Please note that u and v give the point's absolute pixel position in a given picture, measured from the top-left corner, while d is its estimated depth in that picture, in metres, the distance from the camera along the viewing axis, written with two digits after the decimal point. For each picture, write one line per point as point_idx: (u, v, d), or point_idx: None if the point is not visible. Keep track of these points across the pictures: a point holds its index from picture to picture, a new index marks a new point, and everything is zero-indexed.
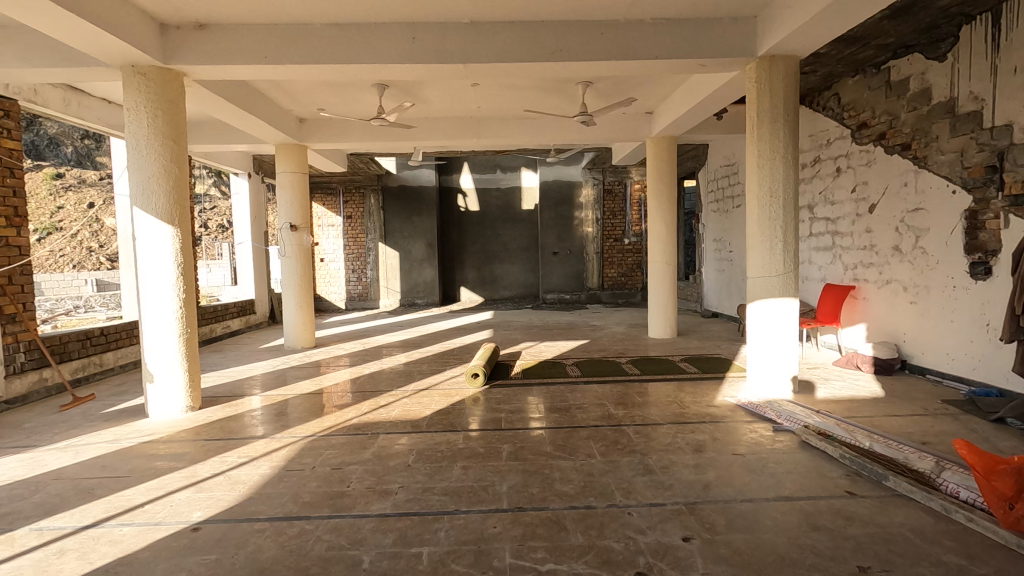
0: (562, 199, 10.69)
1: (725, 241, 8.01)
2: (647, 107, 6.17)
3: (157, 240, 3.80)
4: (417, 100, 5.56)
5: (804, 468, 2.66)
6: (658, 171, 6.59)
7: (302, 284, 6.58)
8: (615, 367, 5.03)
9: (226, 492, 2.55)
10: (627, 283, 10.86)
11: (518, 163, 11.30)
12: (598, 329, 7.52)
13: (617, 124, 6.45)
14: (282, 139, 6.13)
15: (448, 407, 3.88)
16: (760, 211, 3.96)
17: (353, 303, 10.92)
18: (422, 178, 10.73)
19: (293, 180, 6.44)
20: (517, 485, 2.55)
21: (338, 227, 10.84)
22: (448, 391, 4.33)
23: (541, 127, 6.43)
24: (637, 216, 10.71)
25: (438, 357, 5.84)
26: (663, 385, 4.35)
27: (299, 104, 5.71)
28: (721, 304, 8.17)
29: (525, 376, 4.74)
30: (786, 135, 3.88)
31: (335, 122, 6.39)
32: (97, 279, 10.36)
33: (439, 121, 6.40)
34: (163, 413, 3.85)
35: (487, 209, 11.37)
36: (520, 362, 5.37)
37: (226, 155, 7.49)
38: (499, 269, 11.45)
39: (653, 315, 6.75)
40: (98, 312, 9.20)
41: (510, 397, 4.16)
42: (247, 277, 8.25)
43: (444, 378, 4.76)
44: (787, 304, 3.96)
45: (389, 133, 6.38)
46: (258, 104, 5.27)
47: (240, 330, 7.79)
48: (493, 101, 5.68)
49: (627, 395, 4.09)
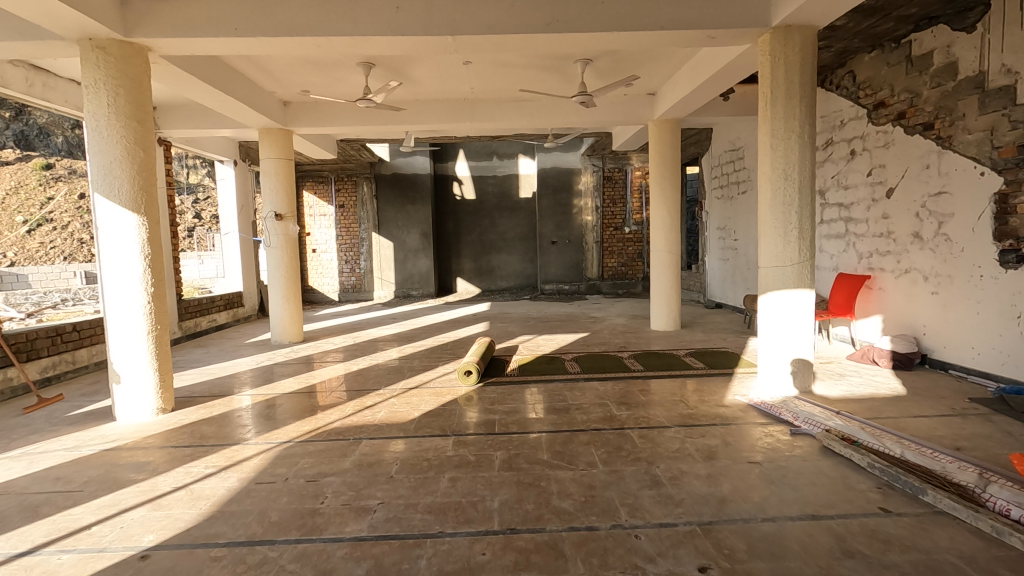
0: (560, 186, 10.36)
1: (730, 229, 7.73)
2: (650, 87, 5.85)
3: (120, 230, 3.50)
4: (406, 80, 5.24)
5: (829, 480, 2.40)
6: (661, 157, 6.28)
7: (289, 276, 6.27)
8: (616, 362, 4.76)
9: (185, 511, 2.29)
10: (627, 273, 10.58)
11: (515, 149, 10.98)
12: (599, 321, 7.24)
13: (618, 106, 6.13)
14: (266, 122, 5.81)
15: (438, 408, 3.61)
16: (774, 195, 3.67)
17: (347, 295, 10.63)
18: (416, 165, 10.40)
19: (279, 166, 6.11)
20: (511, 501, 2.28)
21: (330, 217, 10.51)
22: (439, 390, 4.06)
23: (538, 110, 6.10)
24: (638, 204, 10.41)
25: (431, 351, 5.57)
26: (667, 383, 4.08)
27: (282, 85, 5.40)
28: (725, 294, 7.90)
29: (521, 373, 4.47)
30: (803, 114, 3.58)
31: (322, 104, 6.06)
32: (85, 271, 10.13)
33: (432, 104, 6.08)
34: (132, 416, 3.58)
35: (484, 197, 11.06)
36: (517, 357, 5.10)
37: (210, 141, 7.15)
38: (496, 260, 11.16)
39: (656, 307, 6.47)
40: (83, 305, 8.91)
41: (505, 396, 3.89)
42: (234, 268, 7.96)
43: (436, 375, 4.50)
44: (803, 296, 3.68)
45: (378, 116, 6.06)
46: (235, 84, 4.95)
47: (227, 323, 7.52)
48: (487, 81, 5.36)
49: (629, 393, 3.82)
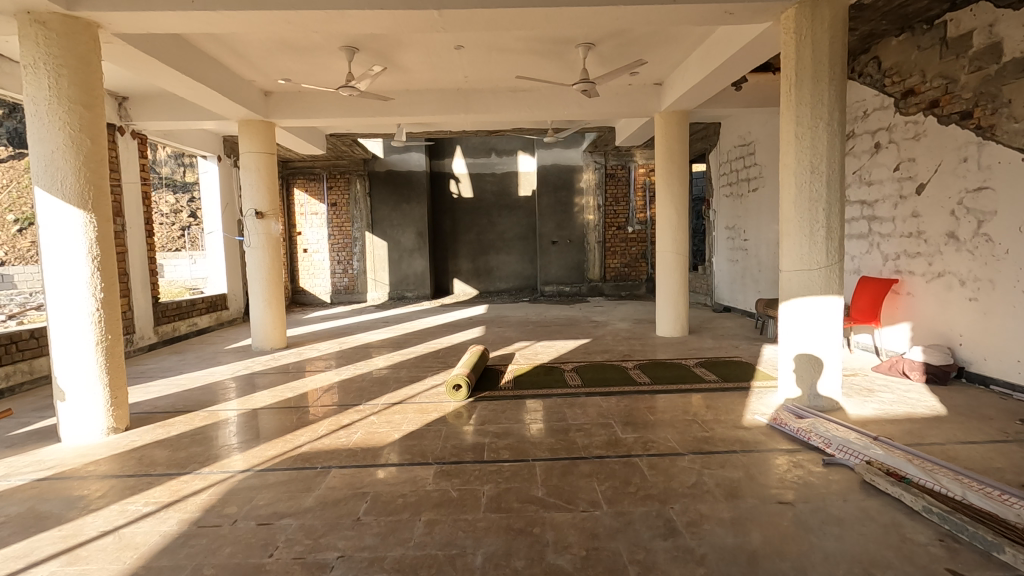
0: (561, 184, 9.98)
1: (739, 229, 7.33)
2: (658, 75, 5.45)
3: (64, 228, 3.11)
4: (393, 66, 4.86)
5: (878, 528, 2.00)
6: (668, 151, 5.89)
7: (271, 278, 5.88)
8: (620, 374, 4.37)
9: (105, 566, 1.91)
10: (630, 275, 10.18)
11: (514, 146, 10.59)
12: (601, 326, 6.84)
13: (622, 96, 5.73)
14: (245, 113, 5.42)
15: (421, 429, 3.22)
16: (799, 191, 3.28)
17: (339, 297, 10.23)
18: (411, 162, 10.01)
19: (261, 161, 5.71)
20: (497, 555, 1.90)
21: (322, 216, 10.12)
22: (424, 406, 3.66)
23: (536, 101, 5.70)
24: (641, 202, 10.03)
25: (420, 359, 5.18)
26: (677, 399, 3.68)
27: (259, 72, 5.01)
28: (734, 297, 7.50)
29: (516, 386, 4.09)
30: (832, 100, 3.18)
31: (305, 94, 5.67)
32: None
33: (422, 94, 5.69)
34: (79, 437, 3.20)
35: (482, 195, 10.67)
36: (512, 367, 4.70)
37: (191, 135, 6.76)
38: (494, 260, 10.77)
39: (662, 311, 6.07)
40: None
41: (498, 414, 3.50)
42: (217, 269, 7.56)
43: (423, 388, 4.11)
44: (831, 303, 3.28)
45: (366, 107, 5.67)
46: (205, 70, 4.56)
47: (209, 328, 7.14)
48: (481, 68, 4.97)
49: (635, 411, 3.43)
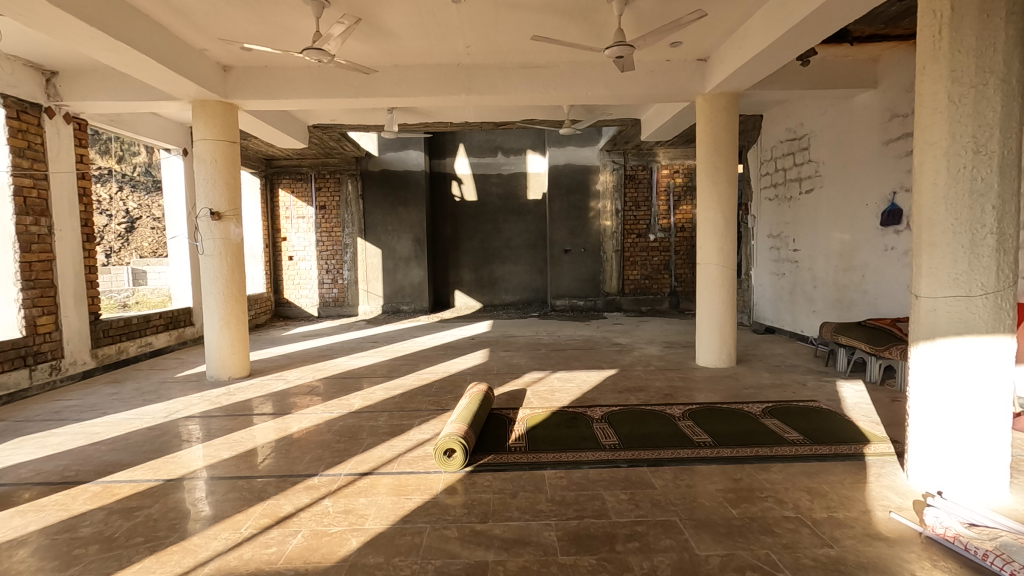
0: (575, 186, 8.96)
1: (786, 237, 6.28)
2: (704, 44, 4.42)
3: None
4: (373, 28, 3.87)
5: None
6: (713, 141, 4.82)
7: (229, 292, 4.82)
8: (667, 427, 3.26)
9: None
10: (651, 288, 9.08)
11: (523, 144, 9.60)
12: (627, 351, 5.77)
13: (657, 74, 4.71)
14: (197, 91, 4.42)
15: (395, 530, 2.16)
16: (952, 182, 2.22)
17: (328, 310, 9.18)
18: (409, 160, 9.00)
19: (218, 149, 4.68)
20: None
21: (310, 220, 9.10)
22: (403, 482, 2.60)
23: (553, 79, 4.68)
24: (664, 207, 8.97)
25: (407, 397, 4.12)
26: (761, 474, 2.60)
27: (207, 35, 4.02)
28: (779, 317, 6.44)
29: (531, 446, 3.02)
30: (1010, 44, 2.13)
31: (272, 68, 4.68)
32: None
33: (414, 69, 4.70)
34: None
35: (487, 198, 9.66)
36: (525, 412, 3.64)
37: (148, 124, 5.77)
38: (499, 270, 9.74)
39: (704, 336, 4.99)
40: None
41: (507, 497, 2.43)
42: (181, 279, 6.52)
43: (404, 448, 3.04)
44: (999, 346, 2.22)
45: (345, 84, 4.67)
46: (131, 27, 3.55)
47: (167, 348, 6.10)
48: (484, 32, 3.97)
49: (709, 500, 2.35)
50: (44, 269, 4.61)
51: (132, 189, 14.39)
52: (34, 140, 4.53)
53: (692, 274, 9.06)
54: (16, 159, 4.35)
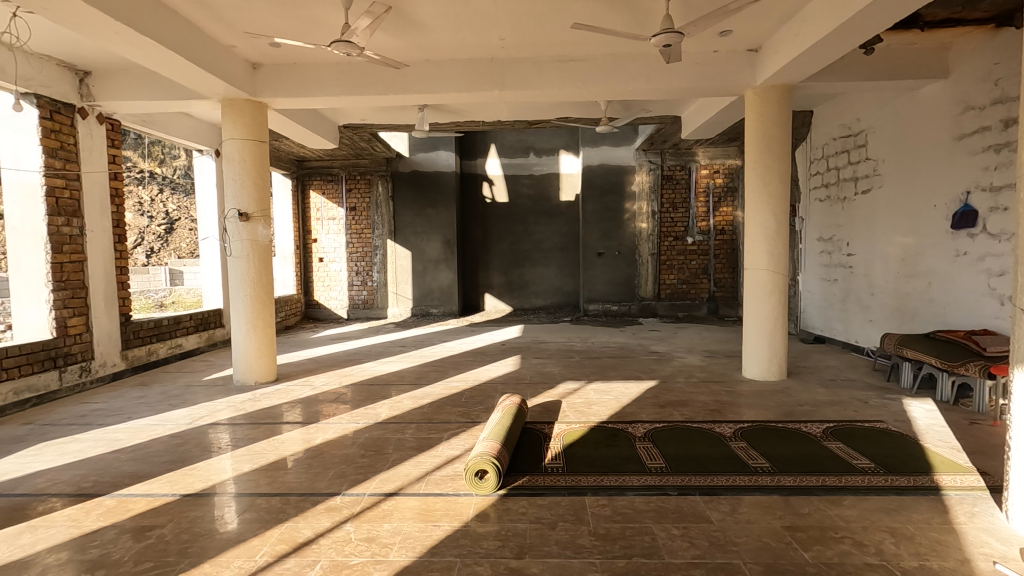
0: (610, 187, 8.67)
1: (838, 240, 5.87)
2: (757, 33, 4.11)
3: None
4: (403, 19, 3.69)
5: None
6: (764, 137, 4.49)
7: (257, 295, 4.71)
8: (718, 449, 2.97)
9: None
10: (688, 293, 8.71)
11: (556, 144, 9.36)
12: (666, 360, 5.45)
13: (704, 66, 4.42)
14: (226, 90, 4.32)
15: (422, 564, 1.95)
16: None
17: (357, 312, 9.09)
18: (440, 161, 8.86)
19: (246, 149, 4.59)
20: None
21: (340, 221, 9.04)
22: (432, 506, 2.39)
23: (592, 73, 4.43)
24: (703, 209, 8.60)
25: (436, 407, 3.92)
26: (834, 510, 2.29)
27: (235, 30, 3.91)
28: (830, 326, 6.03)
29: (569, 467, 2.77)
30: None
31: (301, 65, 4.56)
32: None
33: (445, 64, 4.52)
34: None
35: (517, 200, 9.45)
36: (561, 427, 3.39)
37: (180, 125, 5.75)
38: (530, 273, 9.52)
39: (752, 347, 4.65)
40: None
41: (545, 529, 2.18)
42: (211, 281, 6.50)
43: (433, 466, 2.83)
44: None
45: (375, 81, 4.52)
46: (158, 22, 3.44)
47: (197, 350, 6.07)
48: (519, 22, 3.75)
49: (776, 540, 2.05)
50: (75, 270, 4.58)
51: (172, 191, 14.72)
52: (67, 141, 4.52)
53: (732, 279, 8.66)
54: (48, 159, 4.33)
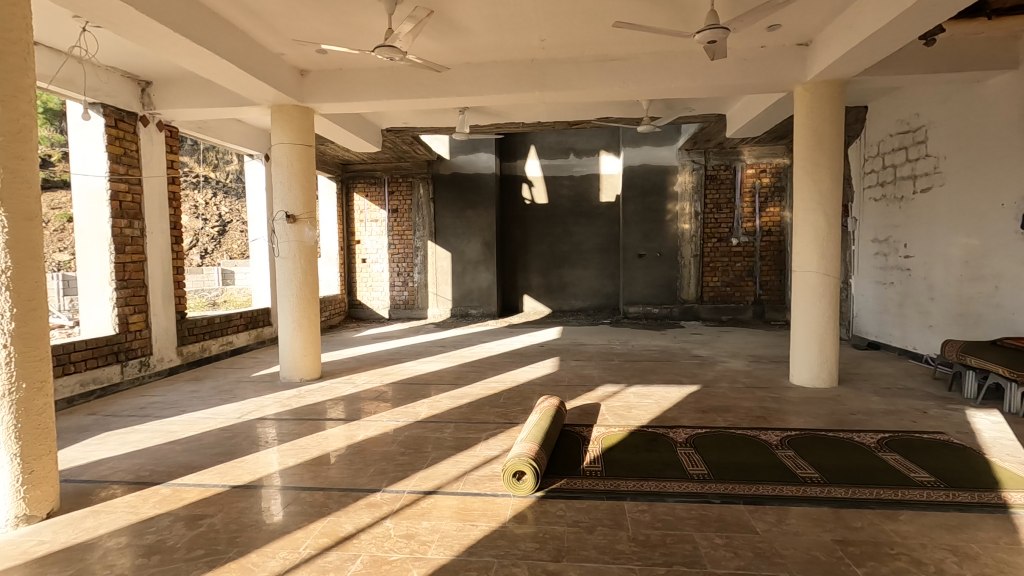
0: (651, 187, 8.53)
1: (894, 241, 5.60)
2: (807, 27, 3.96)
3: None
4: (444, 23, 3.74)
5: None
6: (814, 134, 4.32)
7: (303, 294, 4.85)
8: (764, 458, 2.87)
9: None
10: (733, 296, 8.47)
11: (596, 144, 9.28)
12: (709, 364, 5.32)
13: (750, 62, 4.30)
14: (275, 96, 4.48)
15: (459, 563, 1.96)
16: None
17: (398, 312, 9.25)
18: (480, 163, 8.93)
19: (294, 153, 4.73)
20: None
21: (382, 223, 9.23)
22: (470, 506, 2.40)
23: (633, 72, 4.37)
24: (748, 210, 8.35)
25: (474, 408, 3.94)
26: (889, 524, 2.17)
27: (284, 38, 4.05)
28: (885, 331, 5.74)
29: (608, 471, 2.74)
30: None
31: (346, 71, 4.68)
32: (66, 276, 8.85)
33: (486, 67, 4.54)
34: None
35: (557, 201, 9.42)
36: (600, 430, 3.35)
37: (232, 131, 5.99)
38: (569, 275, 9.46)
39: (801, 352, 4.48)
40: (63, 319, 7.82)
41: (583, 533, 2.15)
42: (260, 280, 6.74)
43: (471, 466, 2.85)
44: None
45: (417, 85, 4.59)
46: (213, 33, 3.60)
47: (247, 347, 6.31)
48: (560, 22, 3.73)
49: (827, 555, 1.96)
50: (136, 269, 4.84)
51: (226, 194, 15.40)
52: (129, 147, 4.78)
53: (779, 281, 8.37)
54: (113, 165, 4.59)
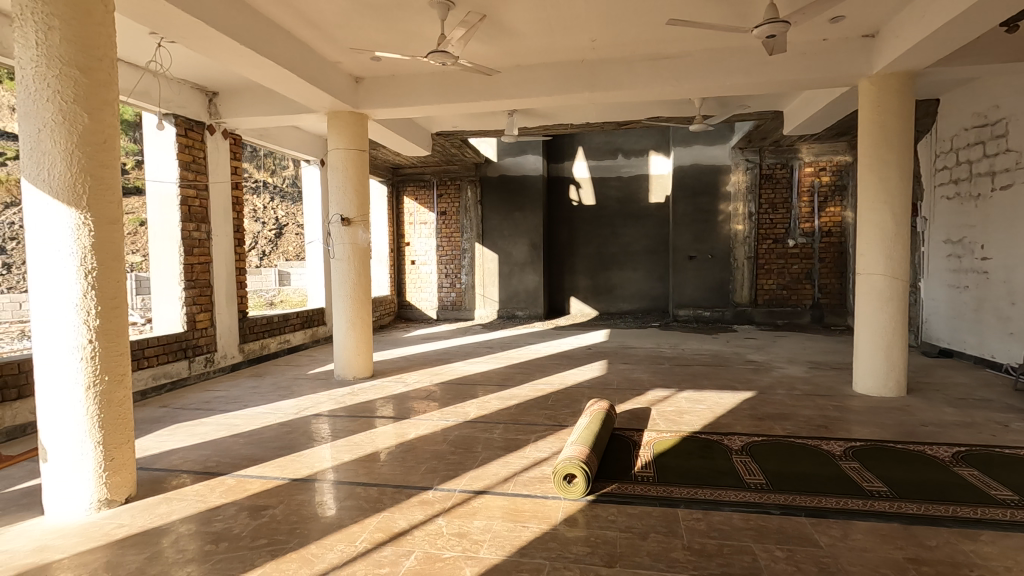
0: (702, 187, 8.32)
1: (970, 241, 5.24)
2: (873, 18, 3.77)
3: (52, 232, 2.27)
4: (495, 27, 3.77)
5: None
6: (881, 129, 4.11)
7: (356, 295, 4.99)
8: (827, 469, 2.75)
9: None
10: (789, 299, 8.15)
11: (645, 144, 9.14)
12: (764, 370, 5.13)
13: (810, 56, 4.13)
14: (331, 103, 4.64)
15: (510, 564, 1.96)
16: None
17: (446, 313, 9.38)
18: (527, 165, 8.95)
19: (348, 158, 4.88)
20: None
21: (431, 226, 9.39)
22: (520, 507, 2.41)
23: (686, 70, 4.28)
24: (806, 210, 8.02)
25: (522, 409, 3.95)
26: (968, 544, 2.03)
27: (340, 47, 4.18)
28: (959, 338, 5.39)
29: (660, 477, 2.68)
30: None
31: (399, 77, 4.79)
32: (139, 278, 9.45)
33: (535, 69, 4.55)
34: (62, 511, 2.37)
35: (605, 203, 9.33)
36: (651, 435, 3.29)
37: (290, 137, 6.23)
38: (617, 277, 9.35)
39: (865, 360, 4.26)
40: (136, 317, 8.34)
41: (636, 540, 2.11)
42: (315, 281, 6.98)
43: (520, 467, 2.85)
44: None
45: (467, 89, 4.65)
46: (276, 45, 3.77)
47: (303, 345, 6.54)
48: (611, 22, 3.70)
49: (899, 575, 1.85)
50: (203, 270, 5.10)
51: (282, 199, 16.07)
52: (198, 154, 5.05)
53: (840, 284, 8.01)
54: (183, 172, 4.87)
